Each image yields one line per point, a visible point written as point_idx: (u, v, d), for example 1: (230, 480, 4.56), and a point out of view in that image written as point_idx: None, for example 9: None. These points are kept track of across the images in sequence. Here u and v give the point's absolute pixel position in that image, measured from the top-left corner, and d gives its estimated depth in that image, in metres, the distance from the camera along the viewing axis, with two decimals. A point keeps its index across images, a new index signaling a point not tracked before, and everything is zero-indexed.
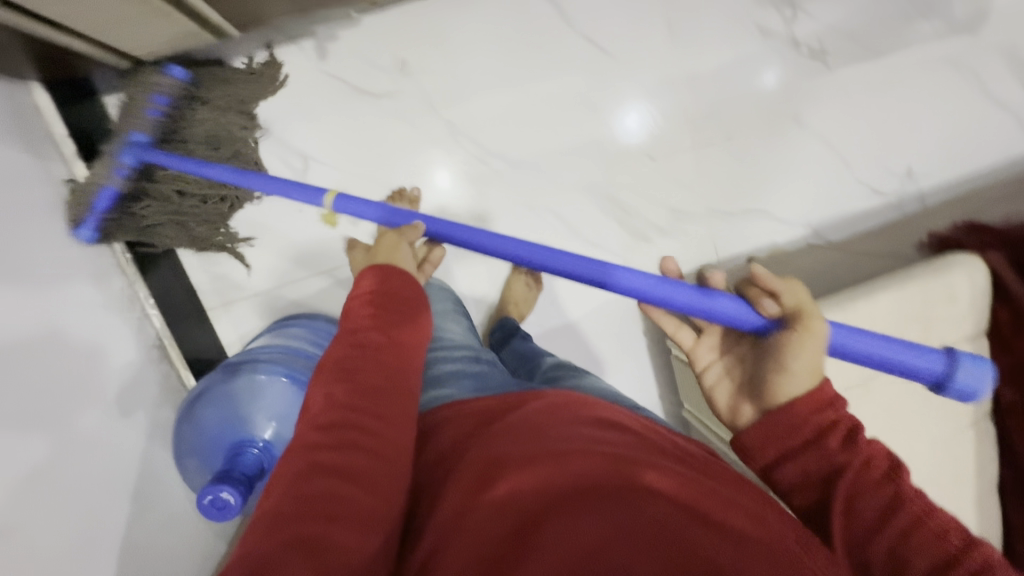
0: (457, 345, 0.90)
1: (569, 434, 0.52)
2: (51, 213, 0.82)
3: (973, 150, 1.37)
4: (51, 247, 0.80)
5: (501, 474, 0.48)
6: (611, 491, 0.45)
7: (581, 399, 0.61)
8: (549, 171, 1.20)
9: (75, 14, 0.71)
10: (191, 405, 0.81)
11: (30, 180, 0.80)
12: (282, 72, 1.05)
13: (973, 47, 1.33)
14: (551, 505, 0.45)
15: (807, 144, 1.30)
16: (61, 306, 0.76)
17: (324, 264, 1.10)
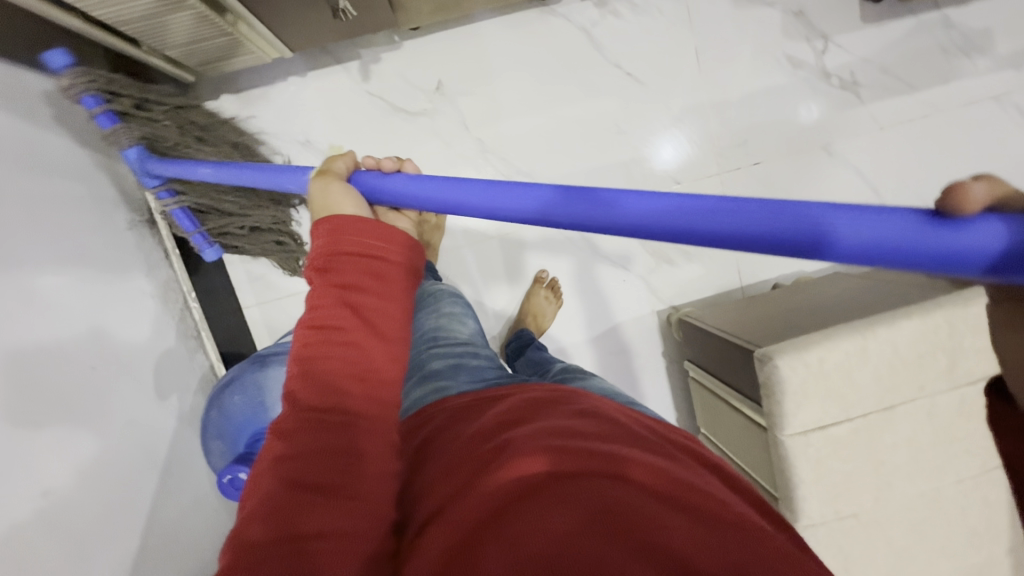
0: (459, 340, 0.90)
1: (556, 424, 0.51)
2: (113, 209, 0.90)
3: (1015, 186, 1.33)
4: (110, 239, 0.87)
5: (483, 459, 0.47)
6: (601, 481, 0.43)
7: (564, 393, 0.60)
8: (574, 190, 1.23)
9: (148, 32, 0.79)
10: (221, 390, 0.86)
11: (97, 178, 0.88)
12: (328, 89, 1.13)
13: (1015, 82, 1.31)
14: (532, 487, 0.42)
15: (837, 174, 1.29)
16: (112, 293, 0.83)
17: None
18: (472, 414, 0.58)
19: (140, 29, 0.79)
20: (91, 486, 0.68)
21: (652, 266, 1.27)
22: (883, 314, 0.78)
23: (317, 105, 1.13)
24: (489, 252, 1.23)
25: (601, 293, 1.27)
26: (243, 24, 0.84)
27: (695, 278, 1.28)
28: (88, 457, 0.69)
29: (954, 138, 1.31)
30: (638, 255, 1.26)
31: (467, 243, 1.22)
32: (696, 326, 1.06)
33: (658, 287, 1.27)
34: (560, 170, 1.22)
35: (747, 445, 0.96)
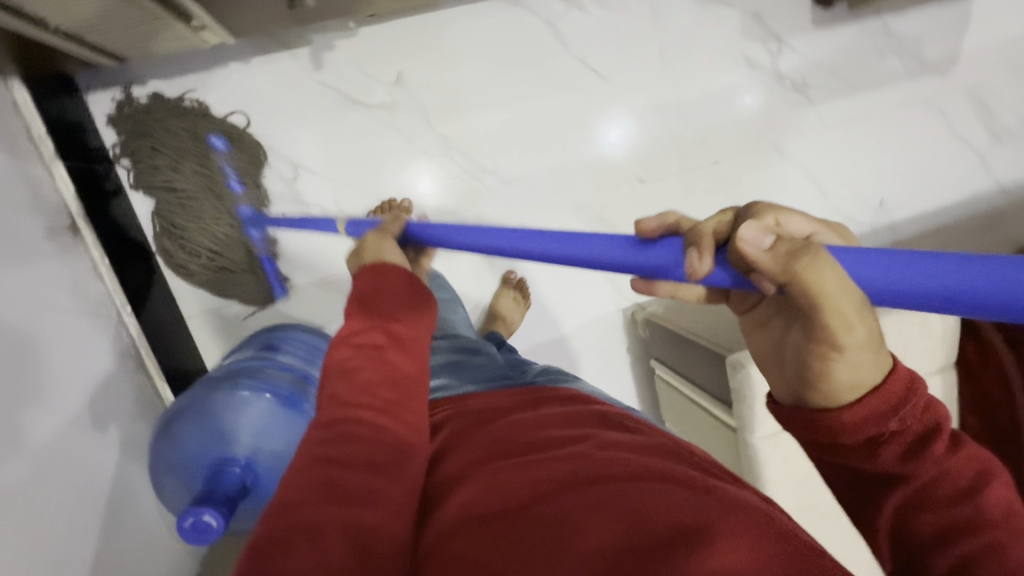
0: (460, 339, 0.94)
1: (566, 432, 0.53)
2: (29, 215, 0.78)
3: (939, 184, 1.45)
4: (29, 252, 0.75)
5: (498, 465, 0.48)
6: (614, 472, 0.45)
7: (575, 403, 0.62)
8: (540, 188, 1.21)
9: (66, 10, 0.68)
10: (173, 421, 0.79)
11: (7, 181, 0.76)
12: (275, 79, 1.03)
13: (941, 87, 1.41)
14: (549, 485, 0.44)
15: (788, 172, 1.35)
16: (37, 314, 0.72)
17: (310, 274, 1.08)
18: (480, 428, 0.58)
19: (50, 7, 0.67)
20: (27, 543, 0.60)
21: None
22: None
23: (264, 94, 1.03)
24: (454, 253, 1.19)
25: (568, 292, 1.27)
26: (182, 6, 0.74)
27: None
28: (22, 512, 0.60)
29: (889, 139, 1.40)
30: None
31: None
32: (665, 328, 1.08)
33: (623, 285, 1.29)
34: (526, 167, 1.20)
35: (713, 442, 1.00)
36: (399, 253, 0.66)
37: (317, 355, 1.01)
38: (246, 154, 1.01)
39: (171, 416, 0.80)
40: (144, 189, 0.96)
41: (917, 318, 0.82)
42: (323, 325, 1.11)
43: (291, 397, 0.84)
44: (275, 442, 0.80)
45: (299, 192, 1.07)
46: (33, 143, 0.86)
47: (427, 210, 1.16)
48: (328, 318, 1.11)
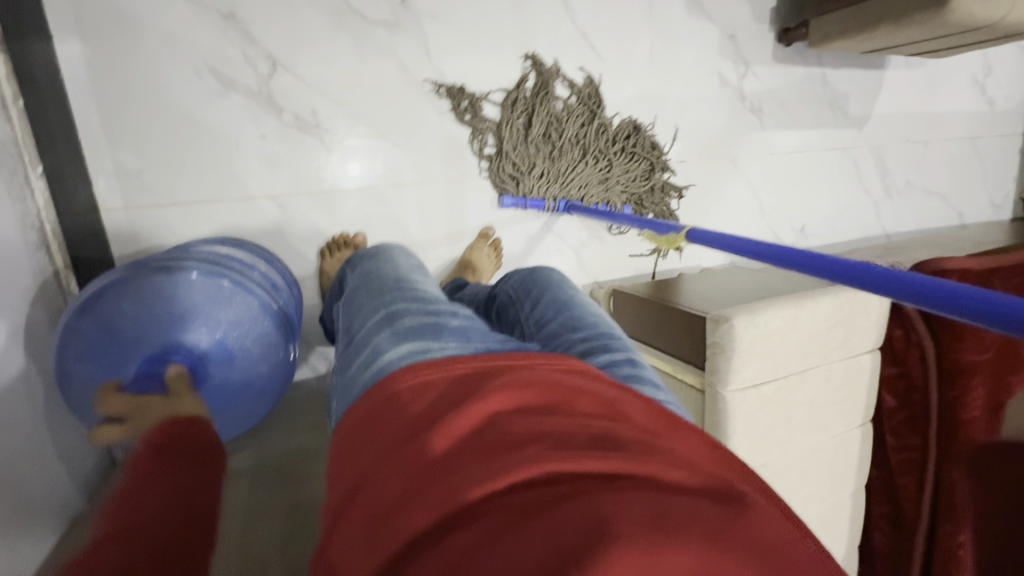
0: (425, 290, 0.64)
1: (624, 412, 0.40)
2: None
3: (844, 222, 1.71)
4: None
5: (505, 468, 0.32)
6: (642, 445, 0.36)
7: (596, 375, 0.45)
8: (523, 143, 1.16)
9: None
10: (112, 296, 0.64)
11: None
12: (524, 63, 1.15)
13: (857, 140, 1.66)
14: (530, 497, 0.30)
15: (737, 185, 1.49)
16: None
17: (270, 186, 0.99)
18: (438, 407, 0.39)
19: None
20: None
21: (585, 239, 1.30)
22: (809, 294, 0.89)
23: None
24: (426, 191, 1.12)
25: (537, 259, 1.26)
26: None
27: (619, 258, 1.34)
28: None
29: (814, 177, 1.62)
30: (576, 227, 1.28)
31: (414, 183, 1.11)
32: (635, 297, 1.10)
33: (589, 261, 1.31)
34: (521, 108, 1.15)
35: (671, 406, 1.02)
36: (487, 267, 1.15)
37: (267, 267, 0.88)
38: (599, 121, 1.23)
39: (101, 292, 0.64)
40: (542, 103, 1.16)
41: (865, 301, 0.92)
42: (269, 245, 1.01)
43: (252, 296, 0.72)
44: (241, 355, 0.70)
45: (273, 92, 0.96)
46: None
47: (397, 151, 1.08)
48: (284, 236, 1.02)
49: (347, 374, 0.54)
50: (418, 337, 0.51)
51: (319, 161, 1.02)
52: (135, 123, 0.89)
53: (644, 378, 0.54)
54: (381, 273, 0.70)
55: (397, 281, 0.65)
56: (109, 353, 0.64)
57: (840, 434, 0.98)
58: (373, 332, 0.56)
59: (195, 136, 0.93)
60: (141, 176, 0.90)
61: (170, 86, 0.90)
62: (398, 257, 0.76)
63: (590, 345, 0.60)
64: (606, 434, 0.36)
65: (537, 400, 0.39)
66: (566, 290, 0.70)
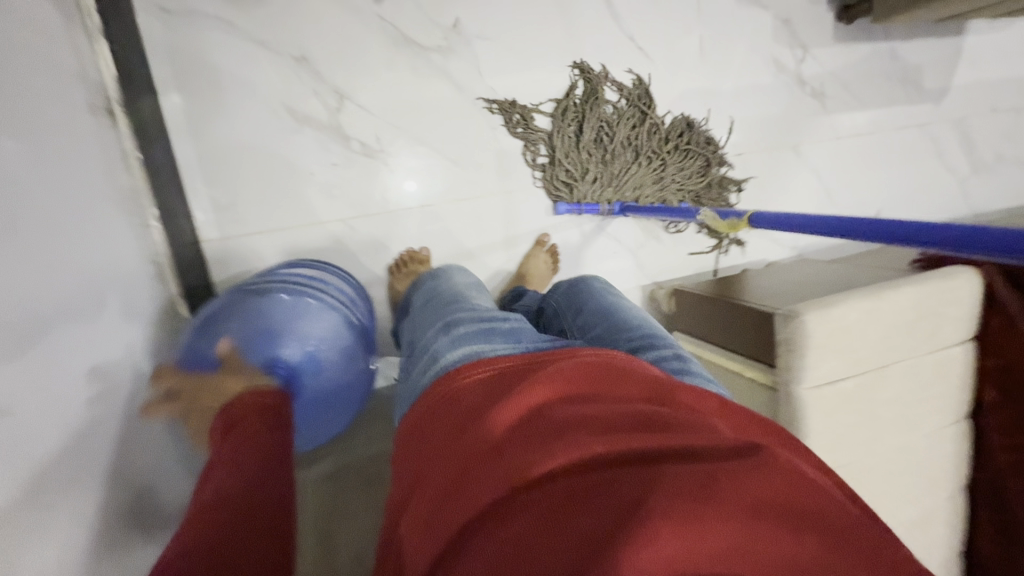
0: (474, 302, 0.68)
1: (666, 396, 0.43)
2: (89, 111, 0.74)
3: (926, 204, 1.59)
4: (79, 133, 0.69)
5: (557, 446, 0.35)
6: (686, 425, 0.38)
7: (639, 363, 0.47)
8: (575, 150, 1.18)
9: None
10: (220, 319, 0.71)
11: (67, 76, 0.69)
12: (573, 71, 1.18)
13: (935, 115, 1.54)
14: (582, 473, 0.33)
15: (801, 174, 1.43)
16: (85, 198, 0.67)
17: (342, 210, 1.07)
18: (492, 394, 0.42)
19: None
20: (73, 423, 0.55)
21: (641, 240, 1.29)
22: (886, 284, 0.84)
23: (321, 18, 1.01)
24: (483, 203, 1.17)
25: (594, 262, 1.27)
26: None
27: (677, 256, 1.32)
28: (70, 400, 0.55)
29: (887, 158, 1.52)
30: (632, 228, 1.28)
31: (472, 196, 1.16)
32: (698, 295, 1.09)
33: (647, 261, 1.30)
34: (572, 116, 1.17)
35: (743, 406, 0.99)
36: (545, 273, 1.17)
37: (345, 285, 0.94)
38: (651, 121, 1.22)
39: (210, 317, 0.71)
40: (592, 109, 1.18)
41: (952, 288, 0.87)
42: (342, 264, 1.09)
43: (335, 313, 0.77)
44: (329, 366, 0.76)
45: (341, 123, 1.04)
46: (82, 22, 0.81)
47: (454, 167, 1.13)
48: (356, 254, 1.10)
49: (411, 382, 0.57)
50: (475, 341, 0.54)
51: (384, 182, 1.09)
52: (226, 161, 0.99)
53: (692, 372, 0.55)
54: (438, 291, 0.74)
55: (454, 296, 0.70)
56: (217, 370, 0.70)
57: (932, 433, 0.92)
58: (433, 340, 0.59)
59: (276, 169, 1.02)
60: (233, 209, 1.01)
61: (254, 126, 1.00)
62: (452, 275, 0.80)
63: (637, 344, 0.60)
64: (651, 415, 0.39)
65: (584, 386, 0.42)
66: (611, 296, 0.72)
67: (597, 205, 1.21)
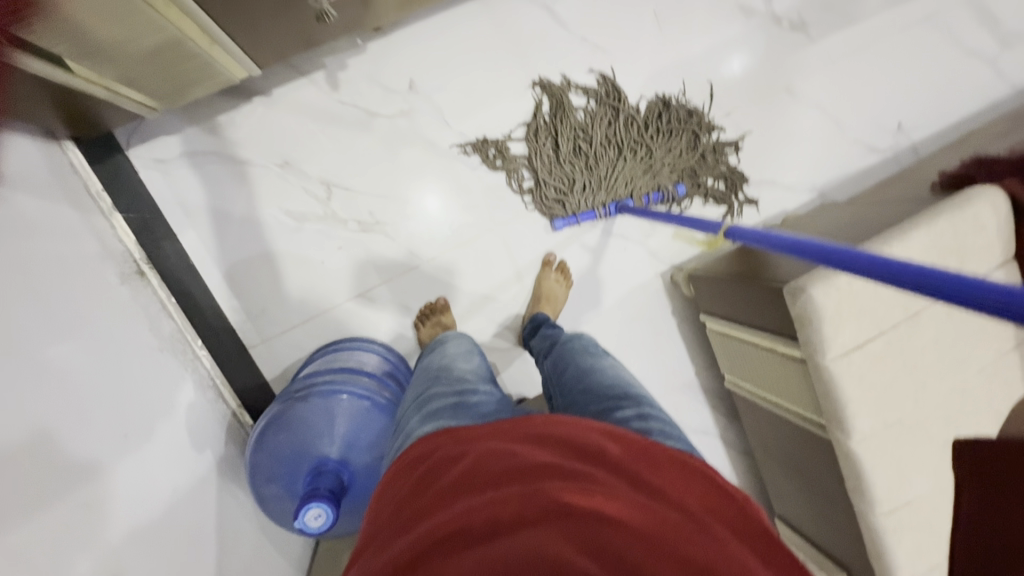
0: (454, 368, 0.72)
1: (599, 453, 0.47)
2: (122, 281, 0.86)
3: (956, 98, 1.45)
4: (119, 305, 0.81)
5: (480, 509, 0.40)
6: (604, 486, 0.43)
7: (585, 423, 0.51)
8: (557, 165, 1.19)
9: (127, 81, 0.77)
10: (273, 431, 0.82)
11: (96, 260, 0.81)
12: (535, 91, 1.19)
13: (940, 2, 1.40)
14: (496, 532, 0.38)
15: (801, 112, 1.35)
16: (137, 360, 0.78)
17: (358, 286, 1.16)
18: (445, 458, 0.48)
19: (143, 81, 0.80)
20: (172, 560, 0.66)
21: (648, 230, 1.29)
22: (895, 232, 0.81)
23: (290, 122, 1.09)
24: (484, 241, 1.21)
25: (606, 265, 1.28)
26: (212, 58, 0.81)
27: (689, 235, 1.30)
28: (165, 540, 0.67)
29: (896, 65, 1.40)
30: (635, 221, 1.28)
31: (472, 238, 1.20)
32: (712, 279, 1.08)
33: (659, 248, 1.29)
34: (545, 134, 1.19)
35: (782, 380, 0.98)
36: (559, 291, 1.20)
37: (373, 359, 1.03)
38: (625, 113, 1.21)
39: (265, 429, 0.82)
40: (563, 121, 1.19)
41: (971, 217, 0.82)
42: (373, 333, 1.18)
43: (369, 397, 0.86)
44: (372, 444, 0.84)
45: (335, 209, 1.12)
46: (93, 199, 0.95)
47: (448, 216, 1.19)
48: (381, 322, 1.18)
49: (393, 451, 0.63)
50: (445, 416, 0.59)
51: (388, 250, 1.16)
52: (247, 274, 1.10)
53: (652, 434, 0.57)
54: (426, 365, 0.79)
55: (439, 366, 0.74)
56: (281, 471, 0.81)
57: (988, 364, 0.87)
58: (409, 417, 0.64)
59: (291, 267, 1.12)
60: (265, 313, 1.11)
61: (262, 236, 1.10)
62: (449, 341, 0.84)
63: (605, 405, 0.63)
64: (574, 475, 0.43)
65: (523, 446, 0.47)
66: (589, 357, 0.74)
67: (592, 211, 1.22)
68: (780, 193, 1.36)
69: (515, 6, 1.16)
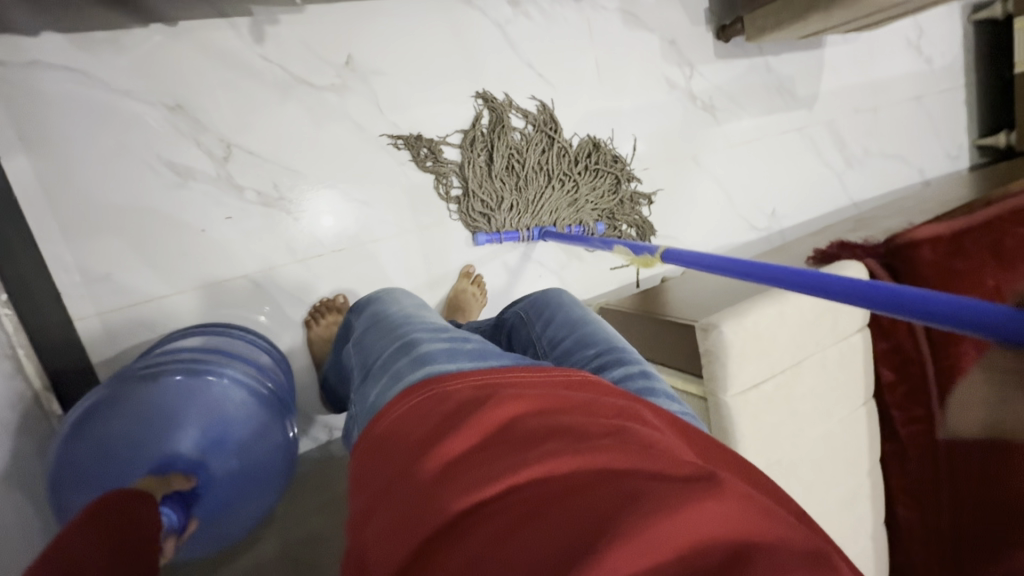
0: (419, 322, 0.63)
1: (634, 409, 0.41)
2: None
3: (813, 198, 1.74)
4: None
5: (522, 464, 0.33)
6: (660, 440, 0.37)
7: (604, 387, 0.45)
8: (488, 179, 1.16)
9: None
10: (101, 415, 0.62)
11: None
12: (476, 102, 1.17)
13: (810, 119, 1.70)
14: (566, 487, 0.31)
15: (703, 181, 1.51)
16: None
17: (243, 266, 0.98)
18: (453, 413, 0.40)
19: None
20: None
21: (565, 261, 1.30)
22: None
23: (196, 62, 0.93)
24: (400, 241, 1.12)
25: (520, 289, 1.26)
26: None
27: (601, 274, 1.34)
28: None
29: (776, 160, 1.65)
30: (554, 251, 1.29)
31: (387, 236, 1.11)
32: (623, 313, 1.11)
33: (572, 281, 1.31)
34: (481, 145, 1.16)
35: None
36: (473, 304, 1.15)
37: (253, 349, 0.87)
38: (560, 144, 1.24)
39: (91, 412, 0.62)
40: (500, 137, 1.17)
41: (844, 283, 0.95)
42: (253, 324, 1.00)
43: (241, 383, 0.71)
44: (241, 446, 0.69)
45: (231, 174, 0.96)
46: None
47: (365, 207, 1.08)
48: (264, 312, 1.01)
49: (365, 408, 0.53)
50: (437, 361, 0.50)
51: (289, 231, 1.02)
52: (95, 226, 0.87)
53: (658, 393, 0.56)
54: (388, 313, 0.69)
55: (403, 317, 0.65)
56: (105, 471, 0.62)
57: (844, 417, 0.98)
58: (390, 361, 0.55)
59: (159, 229, 0.92)
60: (111, 279, 0.89)
61: (128, 184, 0.89)
62: (402, 299, 0.74)
63: (604, 360, 0.61)
64: (623, 429, 0.37)
65: (551, 403, 0.40)
66: (575, 307, 0.71)
67: (516, 232, 1.20)
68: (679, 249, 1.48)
69: (470, 17, 1.15)
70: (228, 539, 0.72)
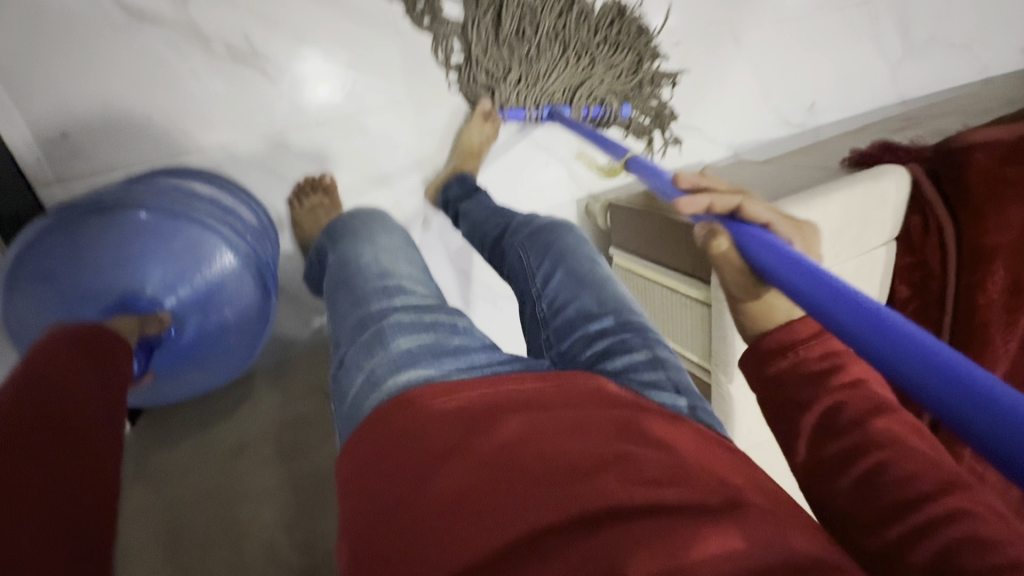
0: (399, 292, 0.61)
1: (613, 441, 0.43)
2: None
3: (860, 91, 1.55)
4: None
5: (521, 508, 0.37)
6: (638, 465, 0.41)
7: (578, 399, 0.47)
8: (492, 45, 1.00)
9: None
10: (67, 234, 0.64)
11: None
12: None
13: None
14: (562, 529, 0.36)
15: (738, 64, 1.33)
16: None
17: (215, 135, 0.88)
18: (445, 443, 0.42)
19: None
20: None
21: (574, 148, 1.19)
22: (819, 189, 0.83)
23: None
24: (391, 115, 1.00)
25: (524, 176, 1.16)
26: None
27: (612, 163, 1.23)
28: None
29: (826, 42, 1.44)
30: (564, 136, 1.16)
31: (376, 108, 0.98)
32: (633, 209, 1.03)
33: (581, 171, 1.20)
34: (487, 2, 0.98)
35: (678, 322, 0.99)
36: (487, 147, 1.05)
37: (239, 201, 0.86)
38: (580, 7, 1.04)
39: (57, 228, 0.63)
40: None
41: (879, 192, 0.86)
42: None
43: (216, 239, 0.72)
44: (206, 302, 0.73)
45: (191, 21, 0.82)
46: None
47: (350, 71, 0.94)
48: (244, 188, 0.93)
49: (348, 397, 0.52)
50: (419, 369, 0.49)
51: (264, 96, 0.90)
52: (41, 79, 0.77)
53: (660, 387, 0.53)
54: (362, 270, 0.66)
55: (382, 284, 0.62)
56: (74, 282, 0.65)
57: None
58: (366, 352, 0.53)
59: (112, 83, 0.81)
60: (68, 142, 0.81)
61: (69, 30, 0.77)
62: (378, 244, 0.71)
63: (608, 344, 0.57)
64: (601, 456, 0.41)
65: (536, 430, 0.43)
66: (588, 262, 0.66)
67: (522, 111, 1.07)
68: (701, 142, 1.35)
69: None
70: (180, 391, 0.78)
